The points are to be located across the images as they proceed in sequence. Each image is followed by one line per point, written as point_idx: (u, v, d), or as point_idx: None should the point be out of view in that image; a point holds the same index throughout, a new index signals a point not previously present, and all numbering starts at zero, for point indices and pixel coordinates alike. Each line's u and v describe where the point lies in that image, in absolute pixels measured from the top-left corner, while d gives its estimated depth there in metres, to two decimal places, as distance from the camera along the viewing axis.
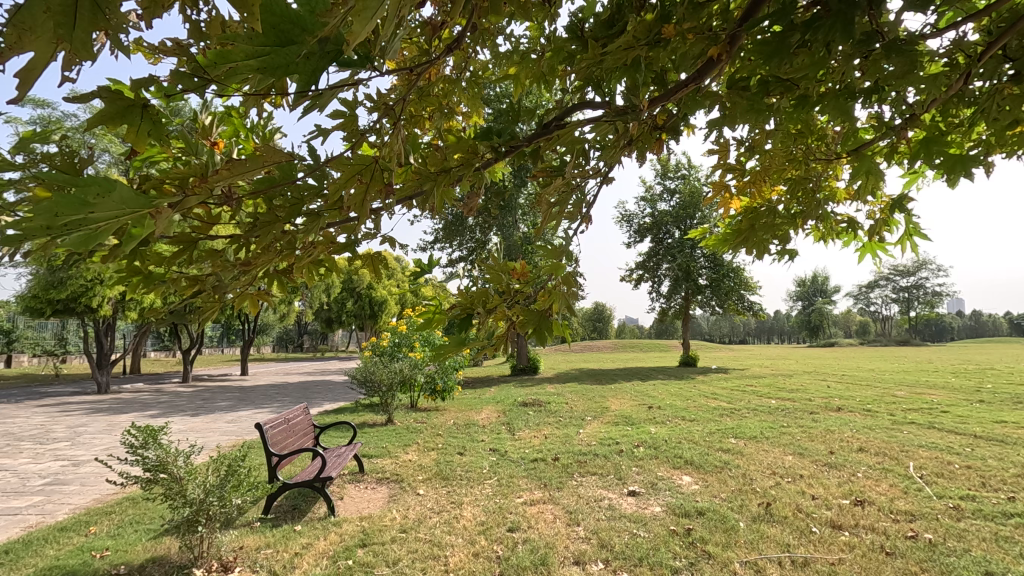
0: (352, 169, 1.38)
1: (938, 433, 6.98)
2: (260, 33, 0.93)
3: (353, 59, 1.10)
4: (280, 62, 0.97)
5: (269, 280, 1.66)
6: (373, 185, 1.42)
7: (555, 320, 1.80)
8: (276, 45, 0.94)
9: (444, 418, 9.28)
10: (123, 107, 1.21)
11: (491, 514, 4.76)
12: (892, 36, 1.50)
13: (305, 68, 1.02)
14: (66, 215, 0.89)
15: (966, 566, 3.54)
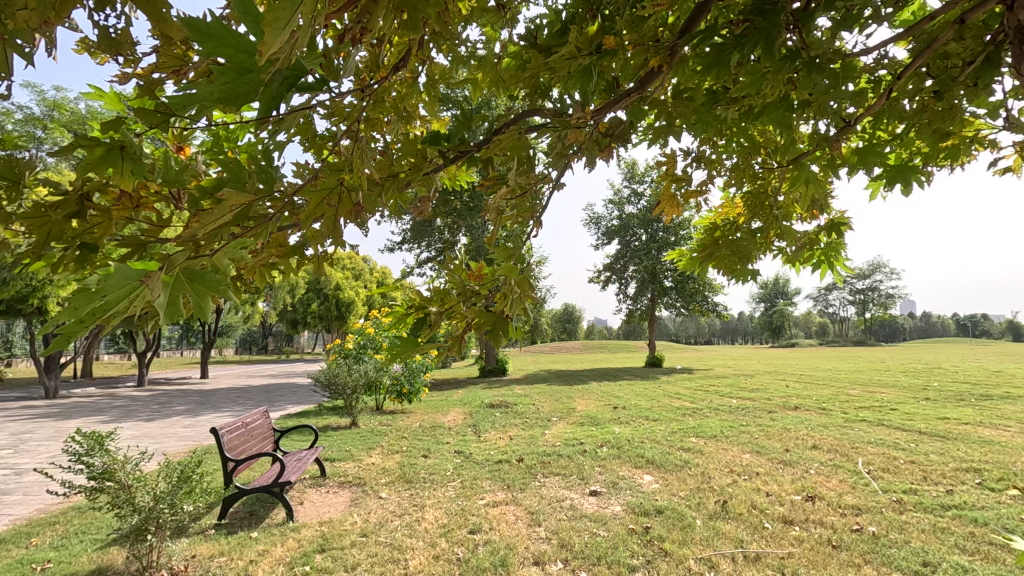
0: (319, 196, 1.39)
1: (886, 429, 7.28)
2: (218, 68, 0.95)
3: (311, 83, 1.15)
4: (242, 93, 1.01)
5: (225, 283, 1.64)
6: (343, 207, 1.43)
7: (510, 323, 1.84)
8: (234, 78, 0.97)
9: (409, 420, 9.22)
10: (102, 153, 1.19)
11: (453, 516, 4.76)
12: (812, 53, 1.57)
13: (267, 95, 1.07)
14: (85, 305, 0.93)
15: (905, 557, 3.70)
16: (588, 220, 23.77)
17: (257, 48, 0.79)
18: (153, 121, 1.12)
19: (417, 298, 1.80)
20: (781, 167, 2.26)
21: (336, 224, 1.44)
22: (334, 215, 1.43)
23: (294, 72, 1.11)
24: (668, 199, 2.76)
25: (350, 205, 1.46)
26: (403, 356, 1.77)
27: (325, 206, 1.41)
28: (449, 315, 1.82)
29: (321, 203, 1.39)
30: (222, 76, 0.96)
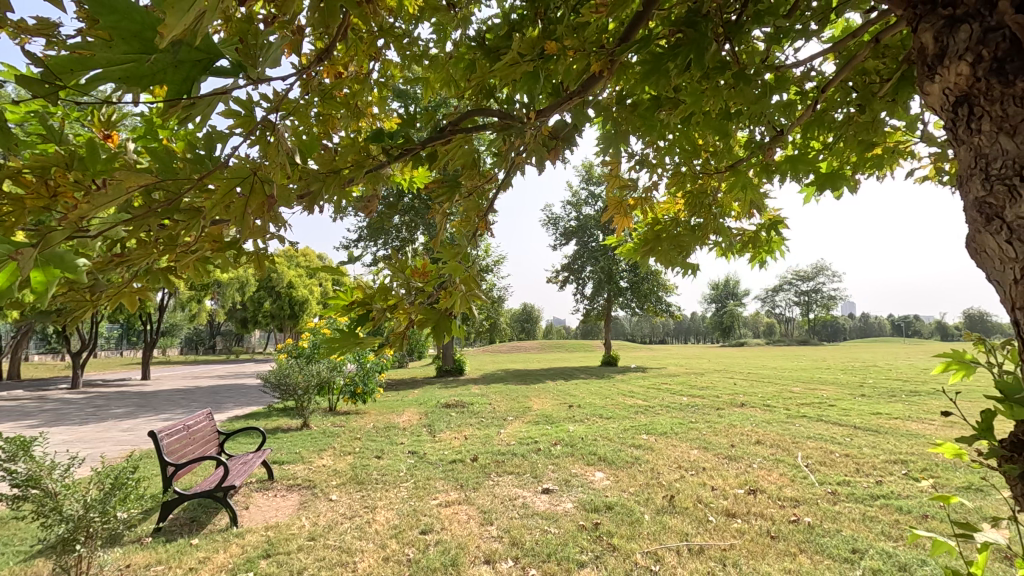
0: (227, 183, 1.32)
1: (824, 425, 7.65)
2: (120, 41, 0.96)
3: (226, 67, 1.15)
4: (146, 71, 1.02)
5: (157, 278, 1.54)
6: (253, 199, 1.36)
7: (455, 321, 1.79)
8: (136, 52, 0.98)
9: (363, 421, 9.08)
10: None
11: (405, 517, 4.71)
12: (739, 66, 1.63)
13: (175, 78, 1.08)
14: None
15: (837, 545, 3.90)
16: (546, 220, 23.96)
17: (159, 29, 0.78)
18: (39, 92, 1.07)
19: (359, 294, 1.78)
20: (718, 172, 2.34)
21: (245, 215, 1.36)
22: (242, 207, 1.35)
23: (206, 55, 1.10)
24: (616, 204, 2.81)
25: (262, 196, 1.38)
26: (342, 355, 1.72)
27: (233, 192, 1.34)
28: (391, 312, 1.80)
29: (229, 194, 1.32)
30: (123, 45, 0.96)
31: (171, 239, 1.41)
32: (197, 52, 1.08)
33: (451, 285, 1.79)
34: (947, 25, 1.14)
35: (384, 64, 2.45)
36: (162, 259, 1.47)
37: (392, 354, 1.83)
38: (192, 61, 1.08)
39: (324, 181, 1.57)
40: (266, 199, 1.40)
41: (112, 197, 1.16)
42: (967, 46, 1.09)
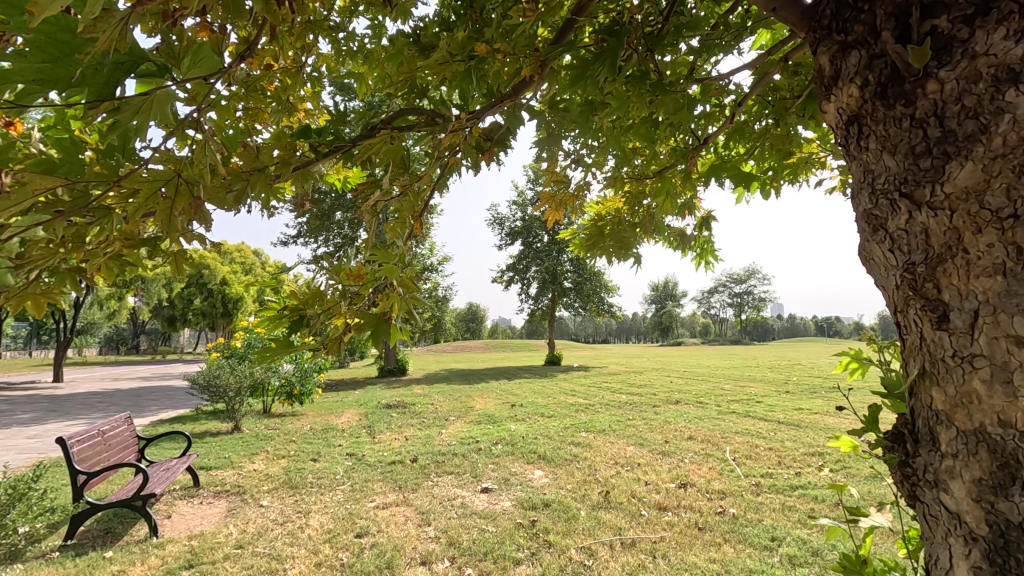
0: (150, 186, 1.28)
1: (751, 420, 8.07)
2: (36, 49, 0.97)
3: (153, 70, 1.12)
4: (66, 76, 1.01)
5: (63, 278, 1.41)
6: (180, 201, 1.32)
7: (395, 325, 1.76)
8: (49, 60, 0.98)
9: (299, 423, 8.79)
10: None
11: (340, 521, 4.60)
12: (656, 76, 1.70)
13: (96, 81, 1.04)
14: None
15: (758, 533, 4.13)
16: (492, 220, 23.99)
17: (32, 11, 0.78)
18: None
19: (294, 299, 1.67)
20: (648, 178, 2.42)
21: (171, 218, 1.31)
22: (168, 208, 1.31)
23: (131, 58, 1.08)
24: (549, 200, 2.75)
25: (189, 197, 1.34)
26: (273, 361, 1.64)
27: (156, 195, 1.31)
28: (329, 316, 1.70)
29: (153, 196, 1.30)
30: (38, 53, 0.97)
31: (80, 236, 1.29)
32: (120, 56, 1.06)
33: (388, 289, 1.74)
34: (840, 50, 1.23)
35: (318, 58, 2.38)
36: (74, 260, 1.35)
37: (327, 358, 1.80)
38: (115, 63, 1.06)
39: (249, 180, 1.49)
40: (192, 201, 1.36)
41: (14, 202, 1.10)
42: (856, 69, 1.19)
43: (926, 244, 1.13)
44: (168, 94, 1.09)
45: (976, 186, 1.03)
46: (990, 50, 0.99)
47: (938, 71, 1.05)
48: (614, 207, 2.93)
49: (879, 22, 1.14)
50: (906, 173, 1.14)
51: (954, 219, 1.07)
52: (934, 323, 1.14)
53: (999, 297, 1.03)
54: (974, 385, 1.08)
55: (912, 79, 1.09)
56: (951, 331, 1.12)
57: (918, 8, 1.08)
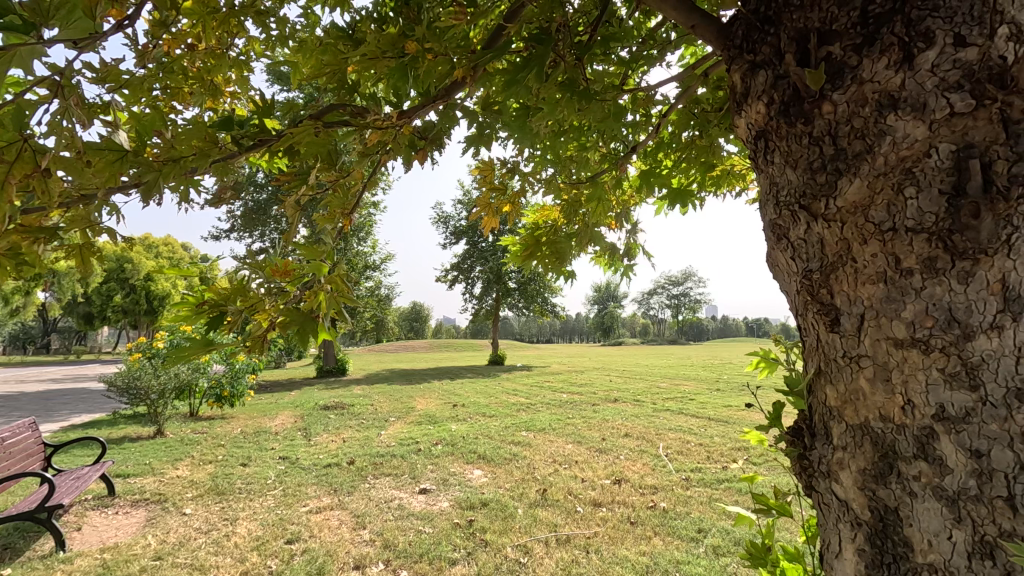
0: None
1: (683, 417, 8.42)
2: None
3: (16, 24, 1.05)
4: None
5: None
6: (17, 166, 1.18)
7: (322, 324, 1.62)
8: None
9: (229, 426, 8.40)
10: None
11: (269, 527, 4.43)
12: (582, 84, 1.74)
13: None
14: None
15: (685, 526, 4.31)
16: (437, 219, 23.78)
17: None
18: None
19: (214, 294, 1.57)
20: (584, 183, 2.48)
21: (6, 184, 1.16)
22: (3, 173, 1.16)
23: None
24: (485, 207, 2.68)
25: (32, 166, 1.20)
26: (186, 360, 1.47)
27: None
28: (251, 314, 1.60)
29: None
30: None
31: None
32: None
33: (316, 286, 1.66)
34: (749, 68, 1.31)
35: (246, 41, 2.29)
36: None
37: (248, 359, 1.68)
38: None
39: (160, 169, 1.39)
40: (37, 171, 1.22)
41: None
42: (763, 89, 1.28)
43: (821, 253, 1.22)
44: (34, 51, 1.08)
45: (862, 201, 1.13)
46: (875, 78, 1.09)
47: (831, 94, 1.15)
48: (549, 216, 2.91)
49: (783, 45, 1.23)
50: (804, 186, 1.23)
51: (844, 231, 1.17)
52: (827, 325, 1.24)
53: (881, 302, 1.13)
54: (860, 382, 1.18)
55: (810, 99, 1.18)
56: (841, 333, 1.22)
57: (816, 34, 1.17)
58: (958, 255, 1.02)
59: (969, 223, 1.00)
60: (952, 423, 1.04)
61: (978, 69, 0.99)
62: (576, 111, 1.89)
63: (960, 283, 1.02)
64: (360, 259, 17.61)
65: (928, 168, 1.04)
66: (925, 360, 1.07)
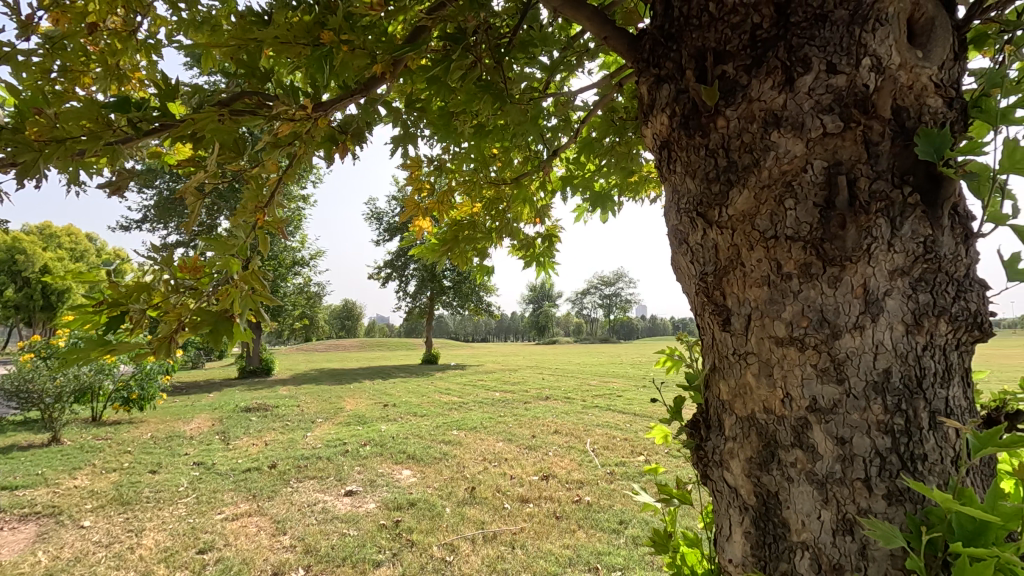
0: None
1: (611, 413, 8.70)
2: None
3: None
4: None
5: None
6: None
7: (238, 324, 1.54)
8: None
9: (137, 432, 7.83)
10: None
11: (179, 538, 4.18)
12: (501, 86, 1.77)
13: None
14: None
15: (608, 518, 4.46)
16: (371, 215, 23.23)
17: None
18: None
19: (113, 293, 1.44)
20: (506, 183, 2.56)
21: None
22: None
23: None
24: (413, 206, 2.66)
25: None
26: (80, 363, 1.34)
27: None
28: (157, 314, 1.50)
29: None
30: None
31: None
32: None
33: (230, 284, 1.57)
34: (655, 82, 1.39)
35: (152, 19, 2.15)
36: None
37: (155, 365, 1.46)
38: None
39: (41, 150, 1.31)
40: None
41: None
42: (667, 101, 1.35)
43: (715, 257, 1.31)
44: None
45: (750, 211, 1.22)
46: (762, 97, 1.19)
47: (725, 110, 1.23)
48: (469, 212, 2.89)
49: (684, 61, 1.31)
50: (701, 195, 1.32)
51: (734, 237, 1.26)
52: (720, 325, 1.33)
53: (764, 304, 1.23)
54: (747, 377, 1.28)
55: (707, 114, 1.26)
56: (731, 332, 1.31)
57: (712, 53, 1.25)
58: (828, 261, 1.13)
59: (838, 233, 1.12)
60: (823, 414, 1.15)
61: (846, 94, 1.11)
62: (500, 111, 1.91)
63: (830, 287, 1.14)
64: (288, 255, 16.90)
65: (805, 182, 1.15)
66: (801, 357, 1.18)
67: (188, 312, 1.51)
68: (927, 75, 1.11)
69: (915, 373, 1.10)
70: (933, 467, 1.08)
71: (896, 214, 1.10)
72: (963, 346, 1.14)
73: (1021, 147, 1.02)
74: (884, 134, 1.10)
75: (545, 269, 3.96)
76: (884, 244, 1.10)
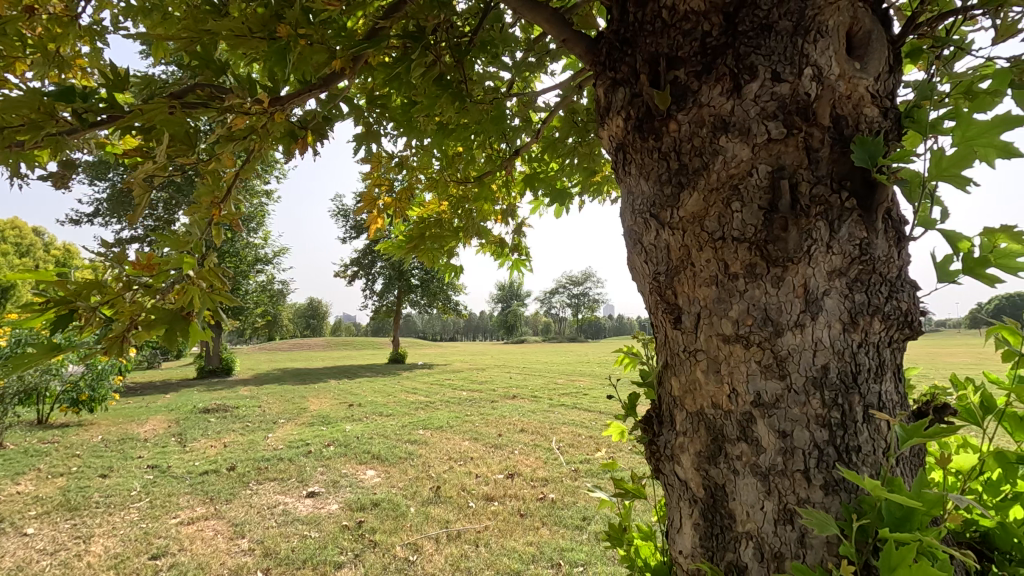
0: None
1: (576, 411, 8.80)
2: None
3: None
4: None
5: None
6: None
7: (194, 323, 1.51)
8: None
9: (87, 434, 7.51)
10: None
11: (130, 543, 4.03)
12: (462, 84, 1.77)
13: None
14: None
15: (571, 515, 4.51)
16: (337, 212, 22.86)
17: None
18: None
19: (60, 291, 1.38)
20: (469, 182, 2.56)
21: None
22: None
23: None
24: (369, 201, 2.62)
25: None
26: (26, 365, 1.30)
27: None
28: (109, 312, 1.45)
29: None
30: None
31: None
32: None
33: (185, 282, 1.53)
34: (610, 85, 1.42)
35: (97, 4, 2.07)
36: None
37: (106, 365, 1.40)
38: None
39: None
40: None
41: None
42: (622, 103, 1.38)
43: (667, 257, 1.35)
44: None
45: (699, 213, 1.26)
46: (711, 102, 1.23)
47: (677, 114, 1.27)
48: (436, 211, 2.89)
49: (638, 66, 1.34)
50: (654, 197, 1.35)
51: (685, 238, 1.30)
52: (672, 324, 1.37)
53: (713, 303, 1.27)
54: (697, 374, 1.32)
55: (660, 117, 1.30)
56: (682, 330, 1.35)
57: (664, 58, 1.29)
58: (772, 262, 1.18)
59: (780, 235, 1.17)
60: (765, 408, 1.20)
61: (790, 102, 1.16)
62: (462, 109, 1.91)
63: (774, 287, 1.19)
64: (249, 252, 16.48)
65: (751, 185, 1.19)
66: (746, 354, 1.22)
67: (143, 310, 1.45)
68: (865, 85, 1.17)
69: (851, 368, 1.16)
70: (867, 457, 1.14)
71: (834, 217, 1.16)
72: (895, 344, 1.21)
73: (947, 155, 1.08)
74: (824, 141, 1.16)
75: (513, 267, 3.97)
76: (823, 246, 1.15)
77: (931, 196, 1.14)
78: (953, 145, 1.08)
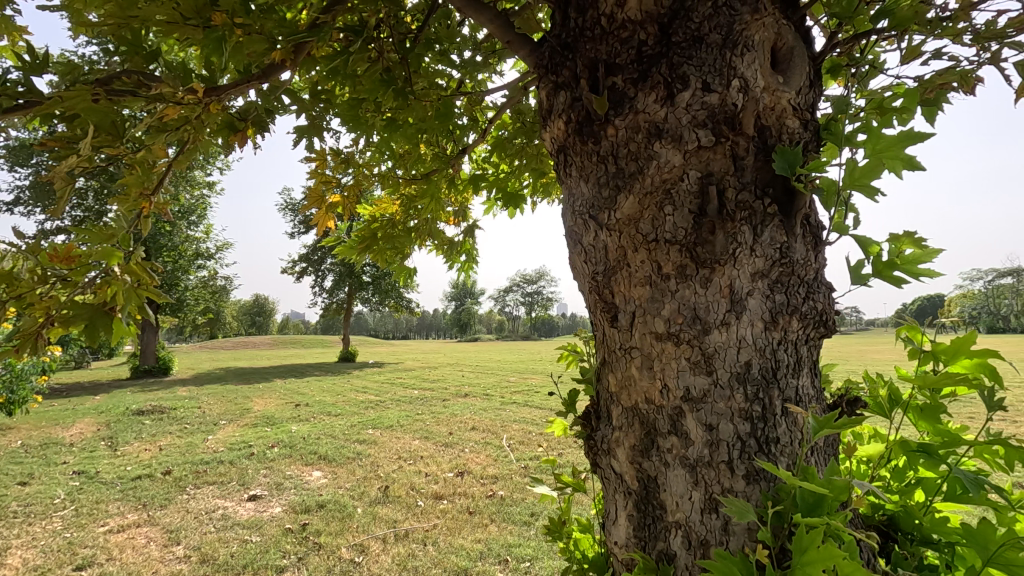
0: None
1: (527, 409, 8.87)
2: None
3: None
4: None
5: None
6: None
7: (118, 319, 1.43)
8: None
9: (5, 440, 6.98)
10: None
11: (52, 554, 3.79)
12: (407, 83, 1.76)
13: None
14: None
15: (520, 511, 4.55)
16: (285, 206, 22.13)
17: None
18: None
19: None
20: (416, 179, 2.55)
21: None
22: None
23: None
24: (317, 198, 2.57)
25: None
26: None
27: None
28: (22, 307, 1.36)
29: None
30: None
31: None
32: None
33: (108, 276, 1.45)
34: (553, 88, 1.45)
35: None
36: None
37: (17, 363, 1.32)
38: None
39: None
40: None
41: None
42: (564, 106, 1.41)
43: (605, 257, 1.39)
44: None
45: (634, 215, 1.31)
46: (647, 109, 1.27)
47: (614, 119, 1.31)
48: (387, 210, 2.86)
49: (579, 70, 1.37)
50: (593, 200, 1.39)
51: (621, 239, 1.34)
52: (609, 322, 1.41)
53: (646, 303, 1.32)
54: (631, 371, 1.37)
55: (598, 121, 1.34)
56: (618, 328, 1.39)
57: (603, 64, 1.33)
58: (700, 264, 1.24)
59: (708, 238, 1.23)
60: (694, 403, 1.26)
61: (718, 111, 1.22)
62: (408, 107, 1.89)
63: (702, 287, 1.25)
64: (190, 246, 15.72)
65: (682, 190, 1.25)
66: (676, 351, 1.28)
67: (59, 305, 1.37)
68: (787, 98, 1.24)
69: (771, 364, 1.23)
70: (785, 448, 1.21)
71: (757, 222, 1.23)
72: (811, 341, 1.29)
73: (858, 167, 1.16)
74: (749, 150, 1.23)
75: (466, 266, 3.97)
76: (746, 249, 1.22)
77: (845, 205, 1.22)
78: (864, 157, 1.16)
